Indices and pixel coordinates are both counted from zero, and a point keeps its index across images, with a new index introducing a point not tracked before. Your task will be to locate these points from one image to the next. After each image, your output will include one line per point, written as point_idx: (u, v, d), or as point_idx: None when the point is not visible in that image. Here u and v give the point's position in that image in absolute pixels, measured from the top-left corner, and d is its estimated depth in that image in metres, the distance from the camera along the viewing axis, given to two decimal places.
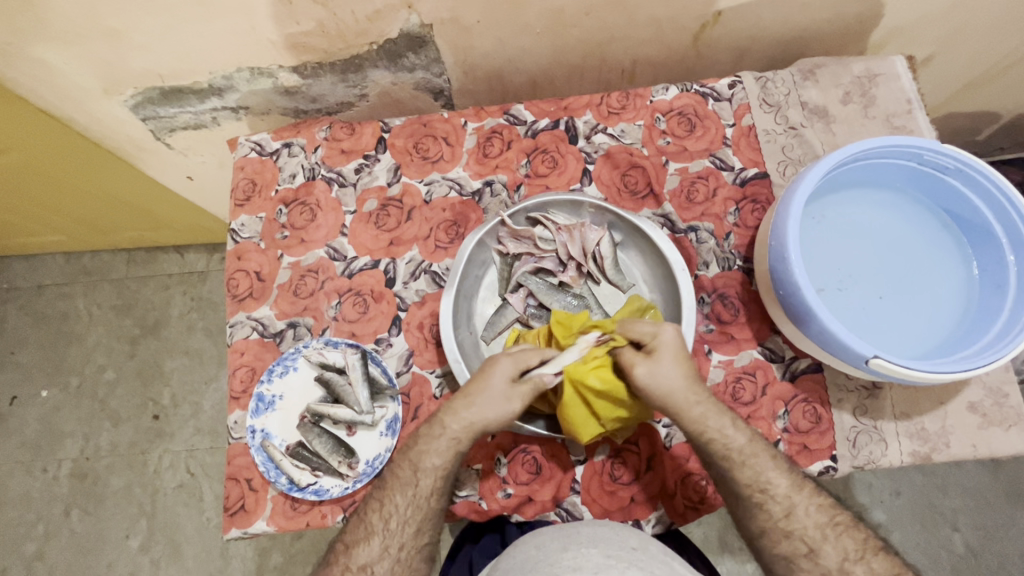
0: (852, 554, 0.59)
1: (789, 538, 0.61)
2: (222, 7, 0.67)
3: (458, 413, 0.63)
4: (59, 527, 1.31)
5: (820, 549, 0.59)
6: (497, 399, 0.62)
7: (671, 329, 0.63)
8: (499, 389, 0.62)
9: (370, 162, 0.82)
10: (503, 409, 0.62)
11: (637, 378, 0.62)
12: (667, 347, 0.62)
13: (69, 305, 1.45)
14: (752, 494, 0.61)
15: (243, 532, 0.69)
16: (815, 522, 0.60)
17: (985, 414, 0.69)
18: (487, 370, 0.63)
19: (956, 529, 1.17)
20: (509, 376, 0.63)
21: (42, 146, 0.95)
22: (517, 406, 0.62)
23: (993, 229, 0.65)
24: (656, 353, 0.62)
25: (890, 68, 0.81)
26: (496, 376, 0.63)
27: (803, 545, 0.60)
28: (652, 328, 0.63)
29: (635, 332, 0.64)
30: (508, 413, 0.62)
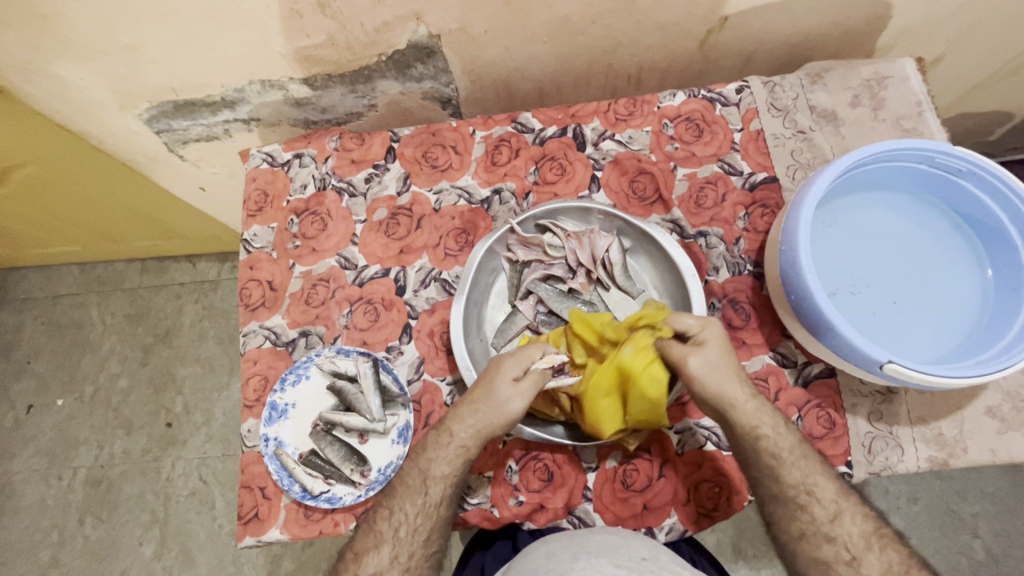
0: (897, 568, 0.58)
1: (824, 544, 0.60)
2: (234, 22, 0.68)
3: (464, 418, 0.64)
4: (75, 534, 1.32)
5: (863, 558, 0.59)
6: (502, 402, 0.63)
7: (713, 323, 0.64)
8: (504, 391, 0.63)
9: (379, 172, 0.83)
10: (506, 410, 0.63)
11: (689, 369, 0.62)
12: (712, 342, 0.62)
13: (84, 314, 1.47)
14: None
15: (257, 540, 0.70)
16: (869, 533, 0.60)
17: (1003, 418, 0.68)
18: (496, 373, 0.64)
19: (976, 536, 1.15)
20: (514, 377, 0.63)
21: (58, 159, 0.96)
22: (520, 406, 0.63)
23: (1007, 231, 0.65)
24: (706, 344, 0.62)
25: (899, 70, 0.80)
26: (502, 379, 0.63)
27: (845, 552, 0.59)
28: (698, 321, 0.63)
29: (680, 324, 0.64)
30: (512, 413, 0.63)
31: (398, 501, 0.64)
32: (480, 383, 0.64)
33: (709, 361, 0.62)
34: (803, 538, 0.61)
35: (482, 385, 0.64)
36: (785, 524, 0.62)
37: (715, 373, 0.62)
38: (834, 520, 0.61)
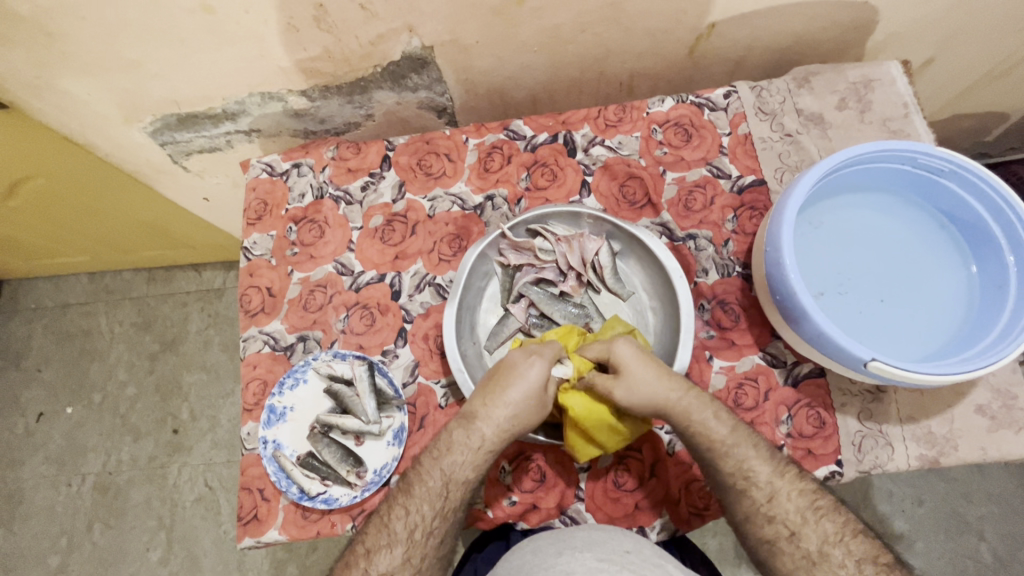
0: (832, 537, 0.59)
1: (765, 525, 0.61)
2: (233, 37, 0.71)
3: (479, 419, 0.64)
4: (83, 540, 1.34)
5: (801, 533, 0.60)
6: (526, 408, 0.65)
7: (622, 342, 0.65)
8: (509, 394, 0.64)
9: (375, 180, 0.85)
10: (527, 418, 0.65)
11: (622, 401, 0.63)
12: (629, 359, 0.64)
13: (93, 323, 1.50)
14: (747, 489, 0.62)
15: (256, 541, 0.71)
16: (804, 508, 0.60)
17: (994, 416, 0.68)
18: (506, 372, 0.65)
19: (982, 538, 1.14)
20: (543, 385, 0.65)
21: (66, 172, 0.99)
22: (539, 413, 0.66)
23: (991, 229, 0.65)
24: (624, 372, 0.64)
25: (886, 72, 0.81)
26: (532, 383, 0.64)
27: (788, 538, 0.60)
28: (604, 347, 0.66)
29: (591, 351, 0.67)
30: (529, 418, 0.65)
31: (389, 503, 0.64)
32: (511, 385, 0.64)
33: (631, 386, 0.63)
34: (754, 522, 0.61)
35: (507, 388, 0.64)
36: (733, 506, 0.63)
37: (639, 388, 0.63)
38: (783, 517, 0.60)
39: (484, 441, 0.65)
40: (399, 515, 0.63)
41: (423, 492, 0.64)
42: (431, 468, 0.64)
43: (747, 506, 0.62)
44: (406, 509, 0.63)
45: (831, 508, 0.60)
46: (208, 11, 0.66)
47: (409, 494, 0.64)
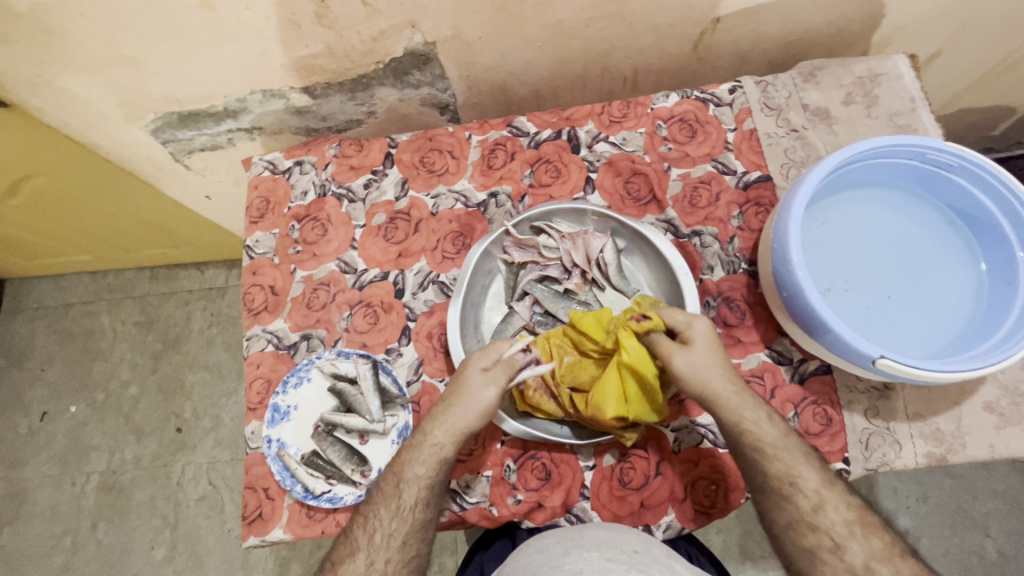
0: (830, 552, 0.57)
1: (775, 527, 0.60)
2: (234, 34, 0.70)
3: (442, 422, 0.64)
4: (88, 538, 1.35)
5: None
6: (475, 392, 0.64)
7: (703, 321, 0.64)
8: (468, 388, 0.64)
9: (378, 177, 0.84)
10: (481, 399, 0.64)
11: (675, 368, 0.63)
12: (703, 336, 0.63)
13: (96, 322, 1.50)
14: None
15: (261, 540, 0.71)
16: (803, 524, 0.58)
17: (1002, 414, 0.68)
18: (458, 378, 0.66)
19: (987, 535, 1.14)
20: (484, 367, 0.65)
21: (68, 171, 0.99)
22: (493, 394, 0.64)
23: (1000, 225, 0.65)
24: (693, 344, 0.63)
25: (893, 67, 0.81)
26: (471, 371, 0.65)
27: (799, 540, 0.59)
28: (686, 318, 0.65)
29: (670, 319, 0.65)
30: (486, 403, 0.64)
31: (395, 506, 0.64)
32: (456, 394, 0.65)
33: (695, 360, 0.62)
34: None
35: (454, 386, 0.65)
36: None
37: (700, 366, 0.62)
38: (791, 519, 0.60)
39: None
40: (406, 510, 0.63)
41: (429, 490, 0.64)
42: (438, 465, 0.64)
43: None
44: (414, 506, 0.63)
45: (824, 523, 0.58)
46: (208, 7, 0.66)
47: (415, 492, 0.63)
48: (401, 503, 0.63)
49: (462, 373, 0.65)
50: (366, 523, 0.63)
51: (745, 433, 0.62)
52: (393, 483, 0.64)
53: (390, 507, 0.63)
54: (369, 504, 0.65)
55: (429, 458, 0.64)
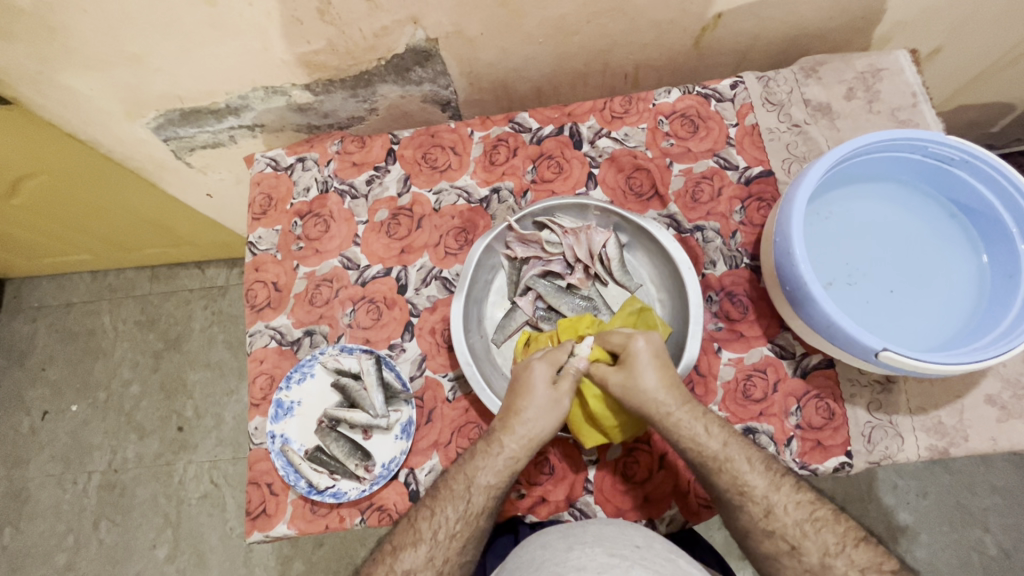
0: (832, 548, 0.58)
1: (777, 531, 0.60)
2: (236, 30, 0.70)
3: (512, 430, 0.64)
4: (89, 537, 1.34)
5: (801, 546, 0.59)
6: (544, 404, 0.64)
7: (642, 338, 0.64)
8: (542, 396, 0.64)
9: (380, 174, 0.84)
10: (556, 409, 0.65)
11: (612, 391, 0.64)
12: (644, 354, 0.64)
13: (97, 321, 1.50)
14: (762, 502, 0.61)
15: (265, 536, 0.71)
16: (801, 521, 0.60)
17: (1004, 406, 0.68)
18: (528, 387, 0.65)
19: (987, 531, 1.14)
20: (551, 380, 0.65)
21: (70, 170, 0.99)
22: (567, 403, 0.65)
23: (1002, 218, 0.65)
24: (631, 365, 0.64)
25: (894, 62, 0.81)
26: (539, 383, 0.65)
27: (798, 540, 0.59)
28: (623, 339, 0.65)
29: (611, 343, 0.66)
30: (560, 412, 0.65)
31: (425, 508, 0.64)
32: (529, 413, 0.64)
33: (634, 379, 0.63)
34: (764, 515, 0.60)
35: (519, 397, 0.65)
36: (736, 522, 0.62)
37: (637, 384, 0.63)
38: (784, 512, 0.60)
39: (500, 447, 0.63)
40: (470, 512, 0.63)
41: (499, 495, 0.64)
42: (511, 475, 0.64)
43: (755, 522, 0.61)
44: (481, 511, 0.63)
45: (831, 518, 0.60)
46: (211, 3, 0.66)
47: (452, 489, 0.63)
48: (470, 505, 0.63)
49: (534, 383, 0.65)
50: (431, 516, 0.63)
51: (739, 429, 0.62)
52: (455, 479, 0.64)
53: (458, 506, 0.63)
54: (428, 499, 0.65)
55: (506, 466, 0.64)
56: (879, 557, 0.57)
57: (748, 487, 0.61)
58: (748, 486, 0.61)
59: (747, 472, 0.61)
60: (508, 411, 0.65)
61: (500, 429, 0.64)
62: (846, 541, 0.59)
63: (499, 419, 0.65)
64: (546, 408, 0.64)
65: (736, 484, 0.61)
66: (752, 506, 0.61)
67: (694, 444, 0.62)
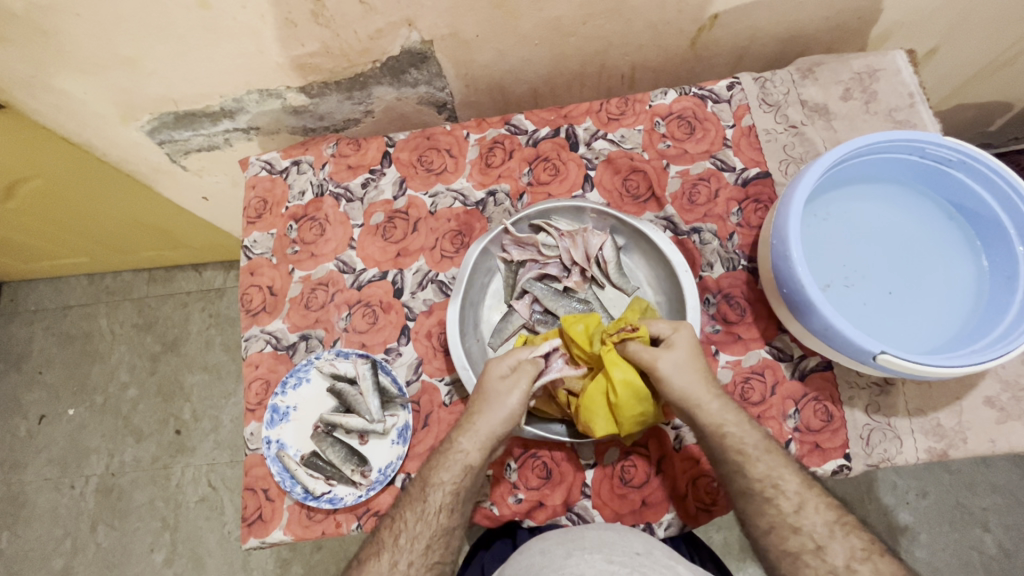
0: (859, 553, 0.58)
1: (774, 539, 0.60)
2: (230, 33, 0.70)
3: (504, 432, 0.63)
4: (87, 541, 1.34)
5: (828, 547, 0.58)
6: (498, 399, 0.63)
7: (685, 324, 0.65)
8: (495, 390, 0.64)
9: (376, 177, 0.84)
10: (503, 404, 0.63)
11: (660, 371, 0.62)
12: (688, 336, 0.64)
13: (93, 325, 1.50)
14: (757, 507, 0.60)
15: (261, 542, 0.71)
16: (831, 523, 0.60)
17: (1003, 408, 0.68)
18: (482, 386, 0.64)
19: (987, 530, 1.14)
20: (501, 375, 0.64)
21: (65, 173, 0.99)
22: (517, 397, 0.63)
23: (1000, 219, 0.65)
24: (677, 344, 0.63)
25: (891, 62, 0.80)
26: (489, 379, 0.64)
27: (793, 546, 0.59)
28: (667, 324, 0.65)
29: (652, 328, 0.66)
30: (511, 407, 0.63)
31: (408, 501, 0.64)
32: (488, 412, 0.63)
33: (678, 359, 0.62)
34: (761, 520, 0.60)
35: (475, 397, 0.65)
36: (755, 518, 0.62)
37: (683, 364, 0.62)
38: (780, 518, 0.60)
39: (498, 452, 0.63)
40: (445, 510, 0.62)
41: (457, 492, 0.63)
42: (464, 471, 0.63)
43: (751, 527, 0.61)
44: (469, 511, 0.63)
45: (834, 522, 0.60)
46: (204, 6, 0.65)
47: (449, 494, 0.63)
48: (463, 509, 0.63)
49: (486, 380, 0.64)
50: (392, 522, 0.63)
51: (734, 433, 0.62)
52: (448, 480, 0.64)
53: (447, 507, 0.63)
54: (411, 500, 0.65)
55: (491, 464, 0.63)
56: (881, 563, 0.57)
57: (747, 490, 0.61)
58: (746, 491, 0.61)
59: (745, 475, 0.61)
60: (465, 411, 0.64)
61: (454, 429, 0.65)
62: (872, 549, 0.58)
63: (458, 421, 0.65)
64: (502, 401, 0.63)
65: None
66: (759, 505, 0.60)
67: None
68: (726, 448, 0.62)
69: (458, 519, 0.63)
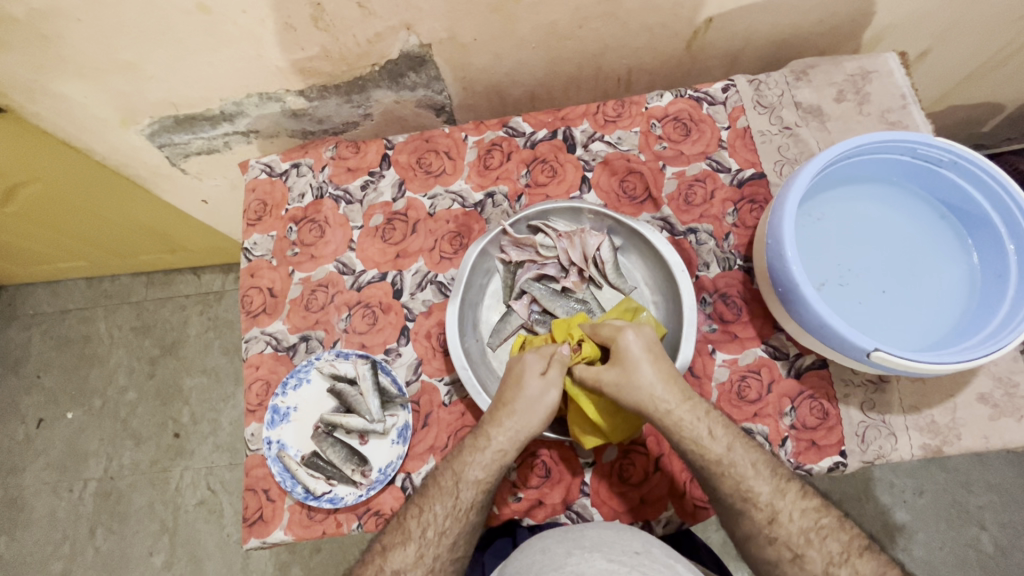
0: (837, 557, 0.58)
1: (770, 541, 0.60)
2: (230, 38, 0.71)
3: (505, 429, 0.64)
4: (86, 545, 1.34)
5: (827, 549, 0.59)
6: (536, 395, 0.64)
7: (631, 332, 0.65)
8: (534, 386, 0.64)
9: (375, 179, 0.85)
10: (542, 402, 0.64)
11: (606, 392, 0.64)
12: (633, 349, 0.64)
13: (92, 328, 1.50)
14: (754, 504, 0.61)
15: (262, 542, 0.71)
16: (807, 529, 0.60)
17: (996, 405, 0.69)
18: (520, 380, 0.65)
19: (983, 528, 1.15)
20: (540, 371, 0.65)
21: (64, 177, 0.99)
22: (553, 395, 0.65)
23: (991, 218, 0.66)
24: (621, 361, 0.64)
25: (884, 64, 0.82)
26: (528, 375, 0.65)
27: (787, 547, 0.59)
28: (612, 335, 0.65)
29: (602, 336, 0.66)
30: (548, 404, 0.64)
31: (418, 506, 0.64)
32: (517, 414, 0.64)
33: (624, 378, 0.63)
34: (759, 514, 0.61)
35: (510, 392, 0.65)
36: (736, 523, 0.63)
37: (629, 383, 0.63)
38: (777, 517, 0.60)
39: (495, 450, 0.64)
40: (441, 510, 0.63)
41: (484, 488, 0.64)
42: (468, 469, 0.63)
43: (748, 523, 0.61)
44: (472, 509, 0.63)
45: (836, 526, 0.60)
46: (204, 11, 0.66)
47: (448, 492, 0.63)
48: (462, 506, 0.63)
49: (526, 376, 0.65)
50: (420, 513, 0.63)
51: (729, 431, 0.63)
52: (452, 481, 0.64)
53: (445, 505, 0.63)
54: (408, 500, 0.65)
55: (492, 461, 0.64)
56: (878, 559, 0.57)
57: (750, 488, 0.61)
58: (741, 488, 0.62)
59: (748, 472, 0.62)
60: (497, 404, 0.65)
61: (490, 423, 0.65)
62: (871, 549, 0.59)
63: (488, 412, 0.66)
64: (540, 398, 0.64)
65: (739, 487, 0.62)
66: (755, 510, 0.61)
67: (688, 448, 0.63)
68: (724, 446, 0.62)
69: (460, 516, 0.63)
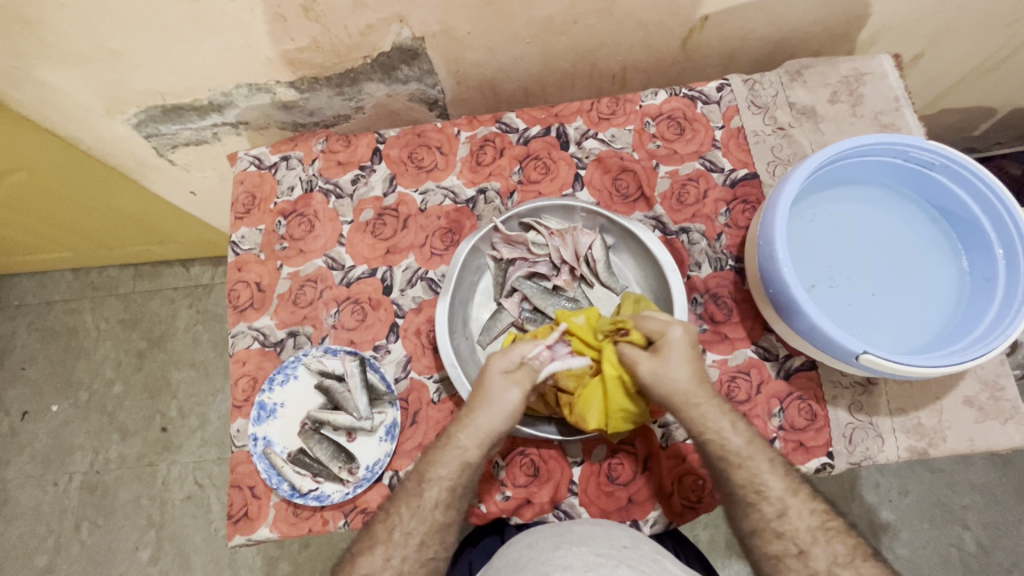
0: (841, 558, 0.58)
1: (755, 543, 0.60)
2: (219, 26, 0.69)
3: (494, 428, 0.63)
4: (71, 539, 1.32)
5: (812, 551, 0.59)
6: (496, 394, 0.63)
7: (679, 327, 0.63)
8: (497, 385, 0.63)
9: (365, 173, 0.84)
10: (504, 400, 0.63)
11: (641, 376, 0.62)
12: (677, 344, 0.62)
13: (78, 320, 1.48)
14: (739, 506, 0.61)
15: (247, 539, 0.70)
16: (807, 529, 0.60)
17: (981, 408, 0.69)
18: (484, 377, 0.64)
19: (966, 528, 1.16)
20: (505, 369, 0.64)
21: (49, 166, 0.97)
22: (516, 394, 0.63)
23: (981, 223, 0.66)
24: (665, 352, 0.62)
25: (878, 66, 0.81)
26: (491, 373, 0.64)
27: (774, 549, 0.59)
28: (662, 326, 0.63)
29: (647, 328, 0.64)
30: (510, 403, 0.63)
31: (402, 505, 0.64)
32: (482, 411, 0.63)
33: (665, 367, 0.61)
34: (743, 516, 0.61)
35: (478, 390, 0.64)
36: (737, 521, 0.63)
37: (666, 374, 0.62)
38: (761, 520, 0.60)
39: (480, 450, 0.63)
40: (427, 510, 0.62)
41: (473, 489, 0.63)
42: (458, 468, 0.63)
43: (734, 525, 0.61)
44: (459, 508, 0.63)
45: (831, 528, 0.60)
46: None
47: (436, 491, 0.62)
48: (448, 505, 0.63)
49: (488, 372, 0.64)
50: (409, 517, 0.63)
51: (716, 433, 0.62)
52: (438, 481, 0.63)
53: (431, 504, 0.63)
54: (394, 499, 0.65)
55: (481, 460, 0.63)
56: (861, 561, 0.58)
57: (736, 488, 0.62)
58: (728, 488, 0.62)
59: (736, 473, 0.62)
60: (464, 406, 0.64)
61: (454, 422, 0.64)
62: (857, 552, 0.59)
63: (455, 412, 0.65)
64: (500, 397, 0.63)
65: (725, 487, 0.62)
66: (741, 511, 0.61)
67: None
68: (711, 447, 0.62)
69: (447, 515, 0.63)
